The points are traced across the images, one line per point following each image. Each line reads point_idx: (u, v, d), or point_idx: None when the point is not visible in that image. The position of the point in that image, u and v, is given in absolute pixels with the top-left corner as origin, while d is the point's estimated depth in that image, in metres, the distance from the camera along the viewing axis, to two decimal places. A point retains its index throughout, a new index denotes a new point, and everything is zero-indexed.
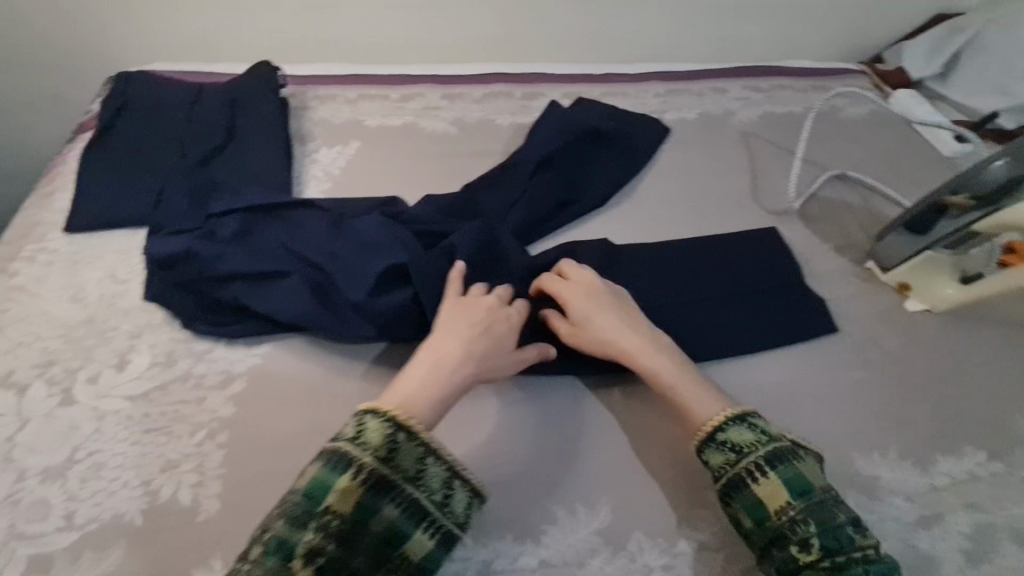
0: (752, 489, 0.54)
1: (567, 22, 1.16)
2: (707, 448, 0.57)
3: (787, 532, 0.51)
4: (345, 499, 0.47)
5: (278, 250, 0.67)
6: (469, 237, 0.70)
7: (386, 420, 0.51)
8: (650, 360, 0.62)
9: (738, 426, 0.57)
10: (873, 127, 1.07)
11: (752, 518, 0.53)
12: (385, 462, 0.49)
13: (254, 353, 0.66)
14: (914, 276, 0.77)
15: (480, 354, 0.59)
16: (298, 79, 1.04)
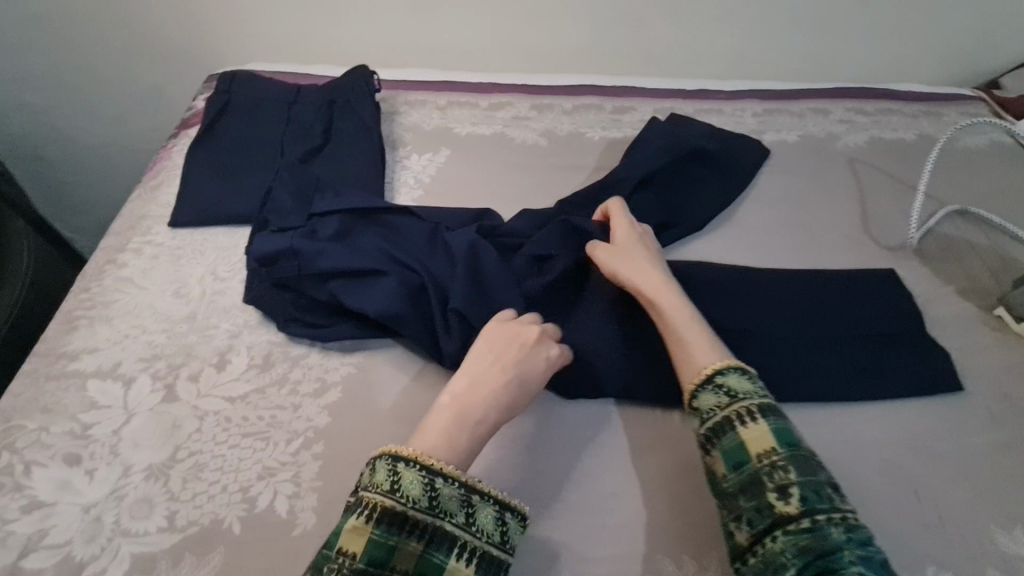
0: (738, 433, 0.52)
1: (661, 35, 1.12)
2: (701, 388, 0.55)
3: (762, 478, 0.49)
4: (360, 539, 0.45)
5: (374, 251, 0.65)
6: (549, 247, 0.69)
7: (388, 457, 0.48)
8: (661, 296, 0.61)
9: (735, 373, 0.55)
10: (994, 159, 0.99)
11: (732, 463, 0.51)
12: (391, 495, 0.46)
13: (348, 361, 0.65)
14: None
15: (516, 396, 0.55)
16: (390, 83, 1.04)
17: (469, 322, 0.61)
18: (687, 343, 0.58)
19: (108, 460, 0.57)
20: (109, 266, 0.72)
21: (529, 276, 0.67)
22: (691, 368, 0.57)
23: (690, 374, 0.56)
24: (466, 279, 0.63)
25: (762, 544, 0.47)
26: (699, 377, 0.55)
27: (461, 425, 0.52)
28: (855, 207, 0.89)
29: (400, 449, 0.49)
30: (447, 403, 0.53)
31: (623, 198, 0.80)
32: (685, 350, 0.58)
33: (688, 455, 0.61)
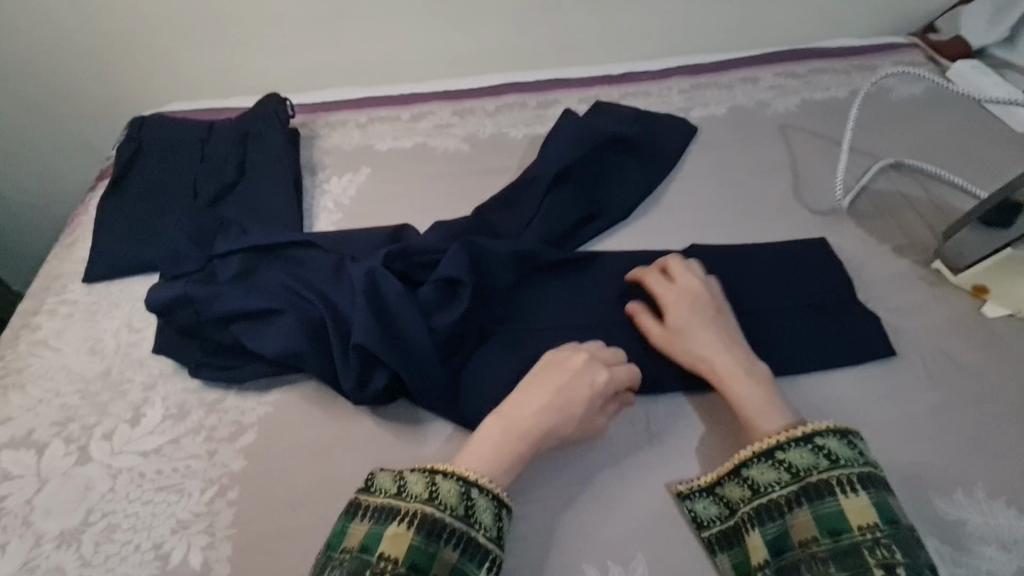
0: (837, 500, 0.49)
1: (581, 22, 1.09)
2: (798, 445, 0.52)
3: (863, 551, 0.46)
4: (401, 544, 0.46)
5: (275, 288, 0.64)
6: (458, 264, 0.65)
7: (428, 470, 0.51)
8: (732, 382, 0.59)
9: (832, 436, 0.52)
10: (929, 106, 0.96)
11: (827, 529, 0.48)
12: (431, 502, 0.48)
13: (264, 401, 0.63)
14: (999, 279, 0.67)
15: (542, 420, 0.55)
16: (308, 107, 1.02)
17: (377, 354, 0.59)
18: (749, 414, 0.57)
19: (20, 532, 0.55)
20: (23, 330, 0.71)
21: (440, 304, 0.65)
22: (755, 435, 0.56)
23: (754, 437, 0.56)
24: (370, 309, 0.61)
25: None
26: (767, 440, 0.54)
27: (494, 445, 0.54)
28: (787, 175, 0.87)
29: (439, 466, 0.52)
30: (482, 427, 0.55)
31: (539, 197, 0.78)
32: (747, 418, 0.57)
33: (613, 451, 0.60)
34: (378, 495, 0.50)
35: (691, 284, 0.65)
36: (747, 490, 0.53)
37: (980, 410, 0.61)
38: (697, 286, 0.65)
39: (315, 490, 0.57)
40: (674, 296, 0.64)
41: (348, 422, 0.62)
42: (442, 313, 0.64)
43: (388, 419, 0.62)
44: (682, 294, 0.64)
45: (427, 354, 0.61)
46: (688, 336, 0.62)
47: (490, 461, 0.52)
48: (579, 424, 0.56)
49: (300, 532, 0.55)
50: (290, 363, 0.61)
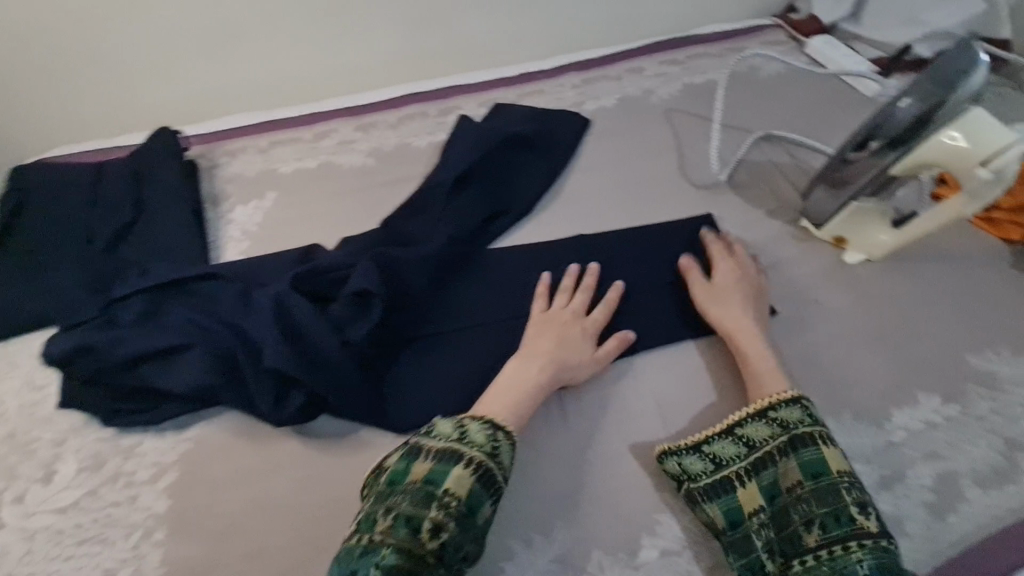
0: (819, 449, 0.56)
1: (473, 29, 1.13)
2: (755, 420, 0.59)
3: (841, 492, 0.53)
4: (465, 485, 0.52)
5: (182, 324, 0.64)
6: (367, 276, 0.67)
7: (487, 424, 0.56)
8: (749, 346, 0.66)
9: (756, 421, 0.59)
10: (791, 81, 1.06)
11: (810, 472, 0.55)
12: (492, 457, 0.54)
13: (184, 438, 0.63)
14: (857, 226, 0.75)
15: (555, 357, 0.65)
16: (205, 136, 1.00)
17: (292, 374, 0.60)
18: (761, 372, 0.64)
19: None
20: None
21: (352, 317, 0.66)
22: (768, 387, 0.62)
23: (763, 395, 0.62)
24: (280, 332, 0.61)
25: (833, 550, 0.51)
26: (785, 394, 0.60)
27: (516, 390, 0.61)
28: (674, 156, 0.94)
29: (492, 417, 0.58)
30: (505, 367, 0.64)
31: (443, 202, 0.81)
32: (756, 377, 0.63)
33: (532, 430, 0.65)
34: (440, 439, 0.55)
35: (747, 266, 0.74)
36: (742, 447, 0.59)
37: (845, 345, 0.69)
38: (752, 270, 0.73)
39: (242, 518, 0.58)
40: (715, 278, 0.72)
41: (271, 447, 0.62)
42: (356, 326, 0.65)
43: (310, 437, 0.63)
44: (733, 268, 0.73)
45: (343, 367, 0.62)
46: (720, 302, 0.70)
47: (519, 394, 0.61)
48: (584, 358, 0.66)
49: (232, 560, 0.56)
50: (205, 398, 0.61)
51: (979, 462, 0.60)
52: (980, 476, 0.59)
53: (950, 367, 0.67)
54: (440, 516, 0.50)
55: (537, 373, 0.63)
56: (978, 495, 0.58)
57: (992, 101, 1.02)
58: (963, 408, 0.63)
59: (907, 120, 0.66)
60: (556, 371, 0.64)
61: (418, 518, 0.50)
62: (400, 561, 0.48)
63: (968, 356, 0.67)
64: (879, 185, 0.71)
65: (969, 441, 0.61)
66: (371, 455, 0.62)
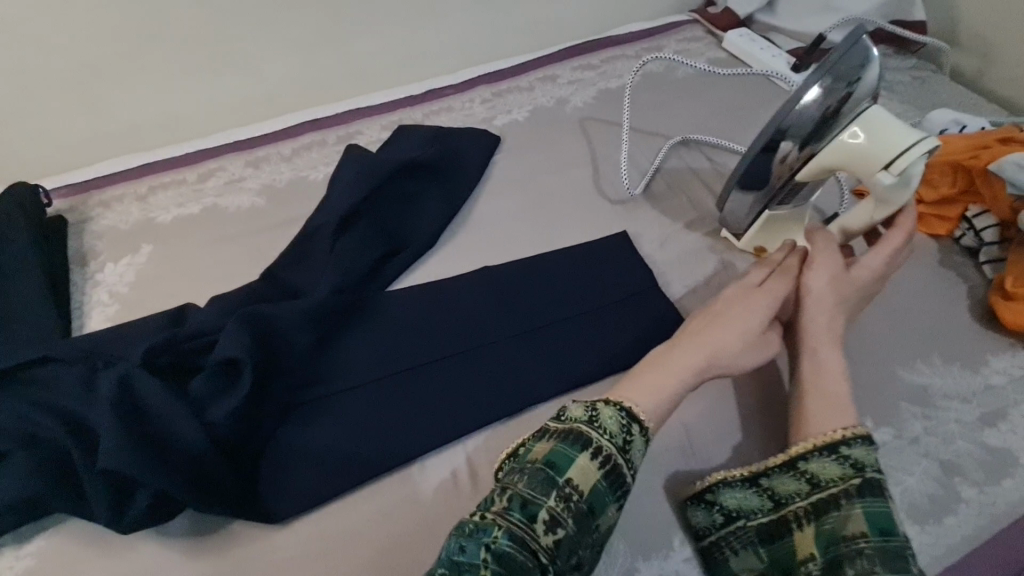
0: (888, 502, 0.50)
1: (373, 47, 1.05)
2: (821, 454, 0.53)
3: (909, 557, 0.47)
4: (590, 478, 0.48)
5: (5, 422, 0.54)
6: (232, 343, 0.59)
7: (620, 410, 0.53)
8: (824, 361, 0.59)
9: (823, 456, 0.53)
10: (709, 80, 1.02)
11: (876, 528, 0.48)
12: (623, 453, 0.50)
13: (21, 555, 0.54)
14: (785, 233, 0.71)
15: (712, 348, 0.58)
16: (75, 186, 0.90)
17: (134, 475, 0.51)
18: (819, 401, 0.57)
19: None
20: None
21: (215, 394, 0.58)
22: (812, 428, 0.55)
23: (818, 429, 0.55)
24: (119, 425, 0.53)
25: None
26: (833, 434, 0.54)
27: (663, 386, 0.56)
28: (588, 170, 0.89)
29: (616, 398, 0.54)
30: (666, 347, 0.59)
31: (329, 243, 0.73)
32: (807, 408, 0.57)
33: (426, 505, 0.59)
34: (571, 421, 0.51)
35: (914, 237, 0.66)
36: (802, 485, 0.53)
37: None
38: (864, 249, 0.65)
39: None
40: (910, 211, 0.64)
41: (124, 557, 0.54)
42: (219, 403, 0.58)
43: (171, 539, 0.55)
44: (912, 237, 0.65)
45: (203, 457, 0.54)
46: (825, 295, 0.61)
47: (670, 386, 0.56)
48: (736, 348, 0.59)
49: None
50: (34, 508, 0.52)
51: (914, 493, 0.55)
52: (916, 509, 0.54)
53: (880, 384, 0.62)
54: (557, 507, 0.47)
55: (690, 364, 0.57)
56: (915, 533, 0.53)
57: (913, 86, 0.99)
58: (895, 431, 0.58)
59: (811, 119, 0.59)
60: (712, 357, 0.58)
61: (536, 505, 0.46)
62: (512, 549, 0.44)
63: (898, 370, 0.63)
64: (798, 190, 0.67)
65: (903, 468, 0.56)
66: (243, 554, 0.54)
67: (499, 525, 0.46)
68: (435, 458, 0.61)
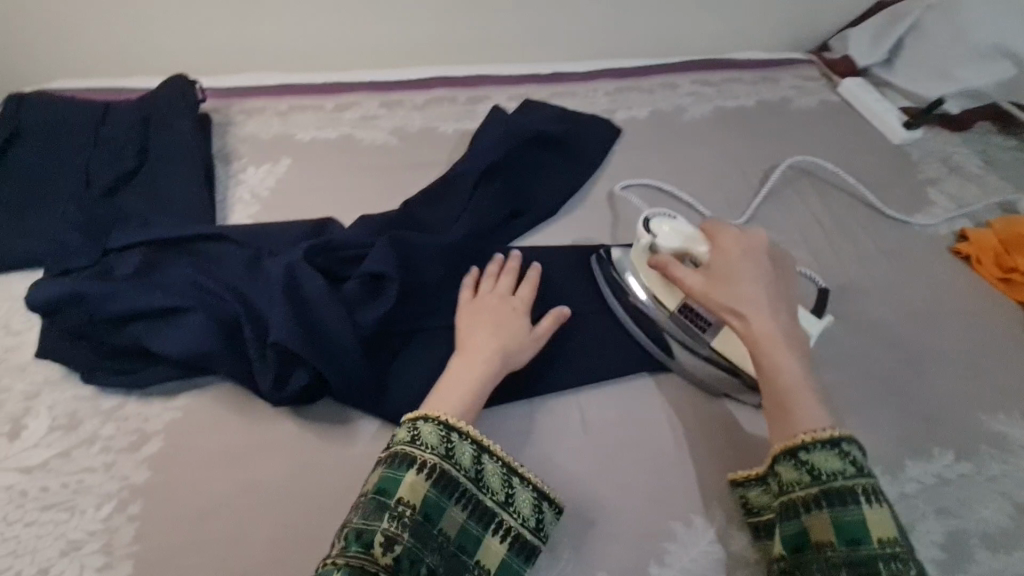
0: (860, 510, 0.50)
1: (510, 21, 1.10)
2: (779, 460, 0.54)
3: (881, 565, 0.48)
4: (419, 492, 0.49)
5: (180, 284, 0.60)
6: (386, 258, 0.64)
7: (438, 424, 0.52)
8: (779, 360, 0.57)
9: (781, 463, 0.54)
10: (823, 119, 1.06)
11: (847, 539, 0.50)
12: (447, 460, 0.51)
13: (171, 406, 0.59)
14: (724, 352, 0.64)
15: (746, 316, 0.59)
16: (221, 91, 0.95)
17: (296, 352, 0.56)
18: (790, 404, 0.55)
19: None
20: None
21: (364, 301, 0.63)
22: (796, 425, 0.54)
23: (789, 432, 0.54)
24: (290, 306, 0.58)
25: None
26: (817, 433, 0.53)
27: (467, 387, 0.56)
28: (703, 178, 0.93)
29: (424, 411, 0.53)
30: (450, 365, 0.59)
31: (467, 192, 0.78)
32: (777, 416, 0.56)
33: (544, 434, 0.62)
34: (394, 445, 0.51)
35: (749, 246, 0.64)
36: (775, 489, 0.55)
37: (865, 390, 0.68)
38: (734, 246, 0.63)
39: (226, 500, 0.54)
40: (721, 262, 0.62)
41: (263, 427, 0.58)
42: (368, 309, 0.62)
43: (309, 421, 0.59)
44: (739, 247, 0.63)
45: (355, 353, 0.59)
46: (712, 292, 0.61)
47: (469, 390, 0.56)
48: (761, 319, 0.59)
49: (212, 544, 0.52)
50: (201, 365, 0.58)
51: (988, 524, 0.60)
52: (988, 538, 0.59)
53: (964, 425, 0.67)
54: (392, 529, 0.48)
55: (749, 328, 0.59)
56: (986, 558, 0.58)
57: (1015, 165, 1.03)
58: (974, 466, 0.64)
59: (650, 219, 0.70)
60: (743, 323, 0.59)
61: (370, 532, 0.47)
62: None
63: (982, 416, 0.68)
64: (689, 318, 0.65)
65: (980, 501, 0.62)
66: (370, 448, 0.58)
67: (341, 561, 0.46)
68: (550, 401, 0.65)
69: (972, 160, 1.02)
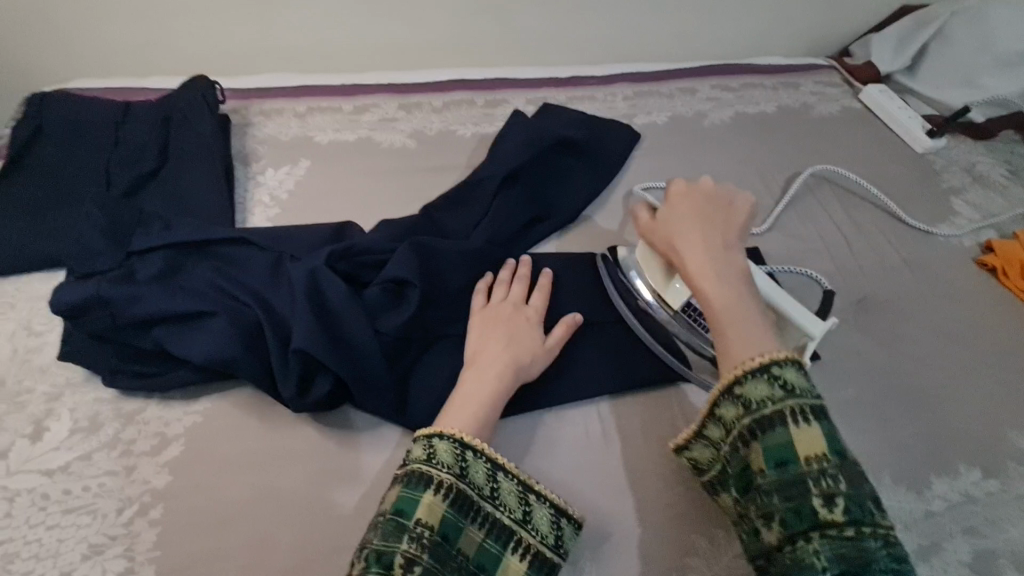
0: (790, 430, 0.46)
1: (528, 24, 1.09)
2: (721, 398, 0.50)
3: (808, 482, 0.44)
4: (437, 512, 0.48)
5: (203, 288, 0.60)
6: (406, 265, 0.63)
7: (455, 441, 0.51)
8: (710, 292, 0.55)
9: (724, 401, 0.50)
10: (844, 127, 1.05)
11: (779, 463, 0.45)
12: (464, 479, 0.50)
13: (192, 410, 0.59)
14: None
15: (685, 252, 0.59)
16: (240, 92, 0.95)
17: (318, 359, 0.56)
18: (724, 332, 0.52)
19: None
20: None
21: (386, 308, 0.63)
22: (735, 354, 0.50)
23: (725, 361, 0.51)
24: (312, 313, 0.58)
25: (793, 544, 0.43)
26: (748, 361, 0.49)
27: (480, 403, 0.55)
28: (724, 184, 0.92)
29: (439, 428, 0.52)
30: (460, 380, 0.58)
31: (488, 197, 0.77)
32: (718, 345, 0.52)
33: (564, 446, 0.62)
34: (409, 463, 0.50)
35: (701, 195, 0.63)
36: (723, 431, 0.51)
37: (891, 405, 0.67)
38: (686, 194, 0.63)
39: (247, 507, 0.54)
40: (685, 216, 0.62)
41: (284, 433, 0.58)
42: (389, 316, 0.62)
43: (330, 428, 0.59)
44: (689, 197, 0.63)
45: (376, 361, 0.59)
46: (660, 238, 0.63)
47: (483, 406, 0.55)
48: (700, 258, 0.58)
49: (234, 551, 0.51)
50: (223, 370, 0.58)
51: (1017, 544, 0.59)
52: (1018, 558, 0.58)
53: (992, 442, 0.66)
54: (411, 550, 0.46)
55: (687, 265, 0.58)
56: None
57: None
58: (1002, 484, 0.63)
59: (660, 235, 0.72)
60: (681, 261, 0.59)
61: (390, 553, 0.46)
62: None
63: (1011, 433, 0.67)
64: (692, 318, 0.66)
65: (1009, 520, 0.61)
66: (392, 456, 0.58)
67: None
68: (572, 410, 0.64)
69: (999, 169, 1.00)
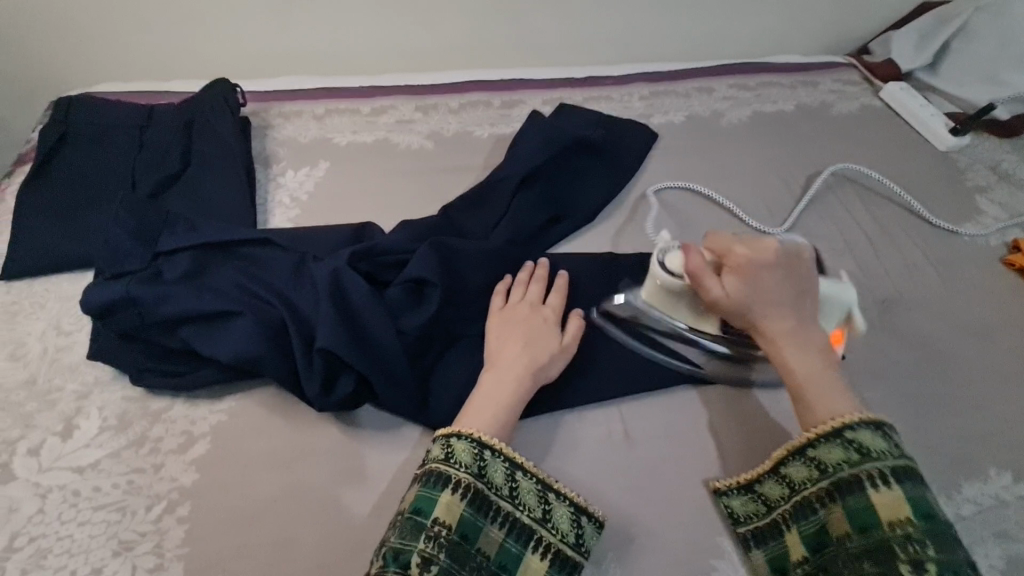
0: (867, 494, 0.48)
1: (544, 25, 1.09)
2: (792, 458, 0.54)
3: (893, 547, 0.45)
4: (454, 511, 0.48)
5: (229, 288, 0.61)
6: (427, 264, 0.64)
7: (472, 441, 0.51)
8: (784, 354, 0.56)
9: (793, 461, 0.54)
10: (865, 125, 1.04)
11: (859, 525, 0.48)
12: (482, 478, 0.50)
13: (218, 409, 0.59)
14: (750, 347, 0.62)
15: (754, 306, 0.58)
16: (259, 95, 0.96)
17: (342, 358, 0.57)
18: (805, 398, 0.54)
19: None
20: None
21: (408, 307, 0.63)
22: (819, 420, 0.52)
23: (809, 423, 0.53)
24: (336, 312, 0.58)
25: None
26: (832, 424, 0.51)
27: (498, 403, 0.55)
28: (743, 183, 0.91)
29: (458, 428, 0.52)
30: (478, 382, 0.58)
31: (507, 197, 0.77)
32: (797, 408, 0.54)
33: (586, 447, 0.61)
34: (428, 462, 0.51)
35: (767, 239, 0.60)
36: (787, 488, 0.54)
37: (918, 406, 0.66)
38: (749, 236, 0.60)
39: (273, 505, 0.54)
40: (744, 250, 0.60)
41: (308, 432, 0.59)
42: (411, 316, 0.62)
43: (353, 427, 0.59)
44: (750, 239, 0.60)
45: (397, 360, 0.59)
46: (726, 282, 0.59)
47: (502, 408, 0.55)
48: (772, 313, 0.57)
49: (260, 549, 0.52)
50: (248, 369, 0.58)
51: None
52: None
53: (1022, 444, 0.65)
54: (428, 549, 0.46)
55: (757, 321, 0.58)
56: None
57: None
58: None
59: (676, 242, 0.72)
60: (750, 316, 0.58)
61: (407, 552, 0.46)
62: None
63: None
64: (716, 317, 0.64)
65: None
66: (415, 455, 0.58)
67: None
68: (595, 411, 0.64)
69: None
